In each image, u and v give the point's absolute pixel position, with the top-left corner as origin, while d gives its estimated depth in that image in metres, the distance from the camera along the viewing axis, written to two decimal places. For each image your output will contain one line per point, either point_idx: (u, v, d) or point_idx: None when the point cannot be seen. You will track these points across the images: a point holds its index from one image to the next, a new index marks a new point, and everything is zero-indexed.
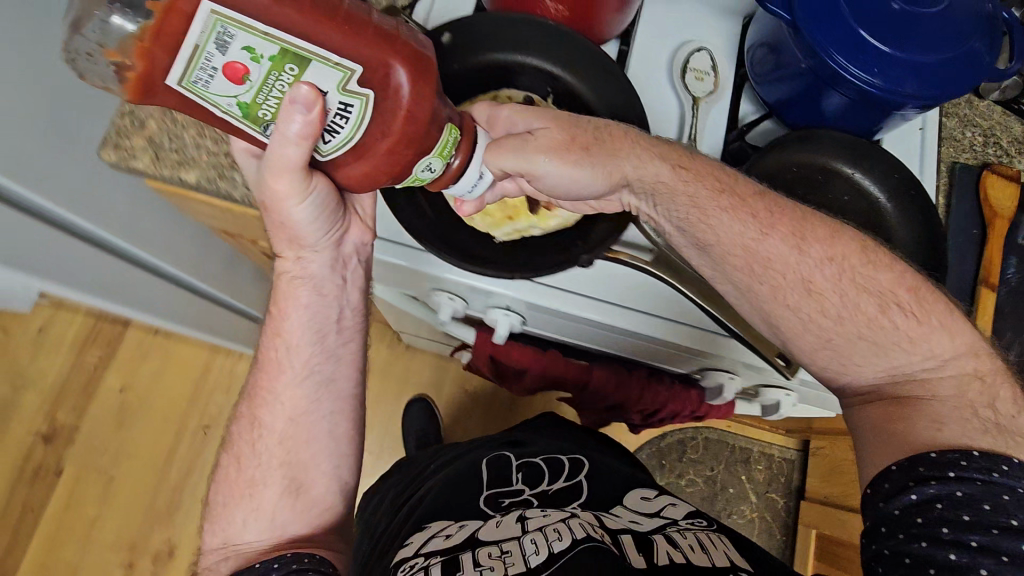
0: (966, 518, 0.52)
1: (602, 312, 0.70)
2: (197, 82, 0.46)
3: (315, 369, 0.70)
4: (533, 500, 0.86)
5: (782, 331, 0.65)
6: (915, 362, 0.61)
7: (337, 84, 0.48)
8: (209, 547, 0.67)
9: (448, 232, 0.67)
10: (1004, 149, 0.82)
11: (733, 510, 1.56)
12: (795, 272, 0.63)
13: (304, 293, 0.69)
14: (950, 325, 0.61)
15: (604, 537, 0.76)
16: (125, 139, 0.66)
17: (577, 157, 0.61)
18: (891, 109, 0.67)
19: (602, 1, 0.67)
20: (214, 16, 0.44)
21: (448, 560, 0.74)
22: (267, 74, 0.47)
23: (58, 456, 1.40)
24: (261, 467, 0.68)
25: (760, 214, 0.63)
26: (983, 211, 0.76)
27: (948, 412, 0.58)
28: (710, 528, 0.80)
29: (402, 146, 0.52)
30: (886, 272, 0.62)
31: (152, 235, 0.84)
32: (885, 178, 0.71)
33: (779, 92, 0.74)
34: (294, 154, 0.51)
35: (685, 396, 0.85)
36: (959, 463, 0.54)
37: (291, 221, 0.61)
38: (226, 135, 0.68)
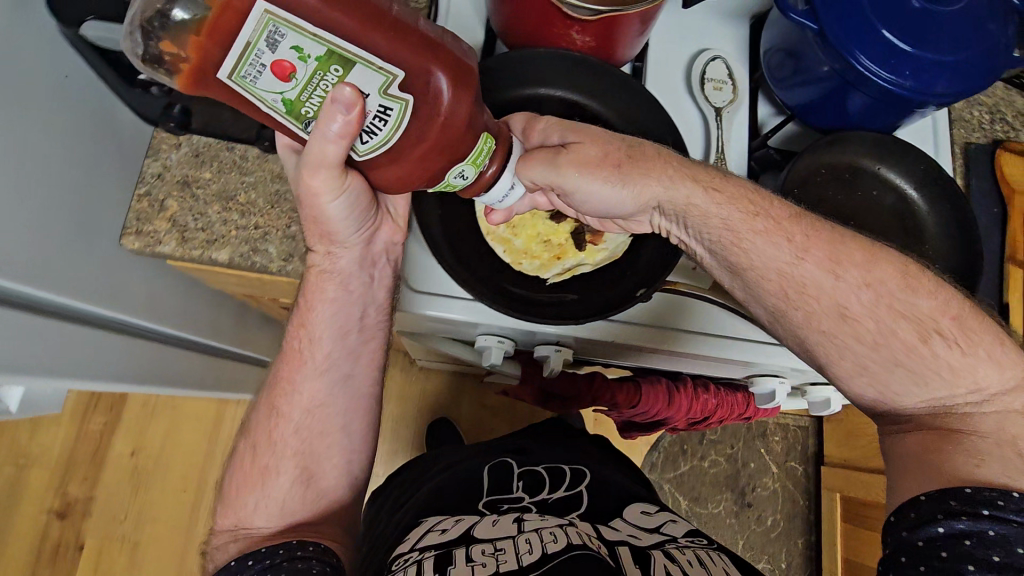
0: (997, 558, 0.49)
1: (654, 337, 0.70)
2: (245, 77, 0.42)
3: (334, 364, 0.68)
4: (531, 504, 0.85)
5: (812, 348, 0.64)
6: (958, 395, 0.59)
7: (380, 87, 0.45)
8: (219, 526, 0.65)
9: (494, 279, 0.66)
10: (1009, 122, 0.84)
11: (756, 484, 1.60)
12: (831, 297, 0.62)
13: (331, 288, 0.66)
14: (999, 356, 0.59)
15: (600, 548, 0.73)
16: (147, 224, 0.64)
17: (608, 173, 0.62)
18: (912, 107, 0.67)
19: (625, 31, 0.65)
20: (266, 14, 0.40)
21: (441, 555, 0.70)
22: (313, 72, 0.43)
23: (76, 531, 1.34)
24: (274, 453, 0.66)
25: (795, 239, 0.62)
26: (1001, 189, 0.79)
27: (988, 447, 0.55)
28: (709, 546, 0.79)
29: (435, 154, 0.49)
30: (925, 297, 0.60)
31: (168, 308, 0.80)
32: (911, 170, 0.73)
33: (800, 97, 0.74)
34: (332, 150, 0.48)
35: (733, 400, 0.87)
36: (996, 502, 0.51)
37: (323, 215, 0.58)
38: (253, 207, 0.66)
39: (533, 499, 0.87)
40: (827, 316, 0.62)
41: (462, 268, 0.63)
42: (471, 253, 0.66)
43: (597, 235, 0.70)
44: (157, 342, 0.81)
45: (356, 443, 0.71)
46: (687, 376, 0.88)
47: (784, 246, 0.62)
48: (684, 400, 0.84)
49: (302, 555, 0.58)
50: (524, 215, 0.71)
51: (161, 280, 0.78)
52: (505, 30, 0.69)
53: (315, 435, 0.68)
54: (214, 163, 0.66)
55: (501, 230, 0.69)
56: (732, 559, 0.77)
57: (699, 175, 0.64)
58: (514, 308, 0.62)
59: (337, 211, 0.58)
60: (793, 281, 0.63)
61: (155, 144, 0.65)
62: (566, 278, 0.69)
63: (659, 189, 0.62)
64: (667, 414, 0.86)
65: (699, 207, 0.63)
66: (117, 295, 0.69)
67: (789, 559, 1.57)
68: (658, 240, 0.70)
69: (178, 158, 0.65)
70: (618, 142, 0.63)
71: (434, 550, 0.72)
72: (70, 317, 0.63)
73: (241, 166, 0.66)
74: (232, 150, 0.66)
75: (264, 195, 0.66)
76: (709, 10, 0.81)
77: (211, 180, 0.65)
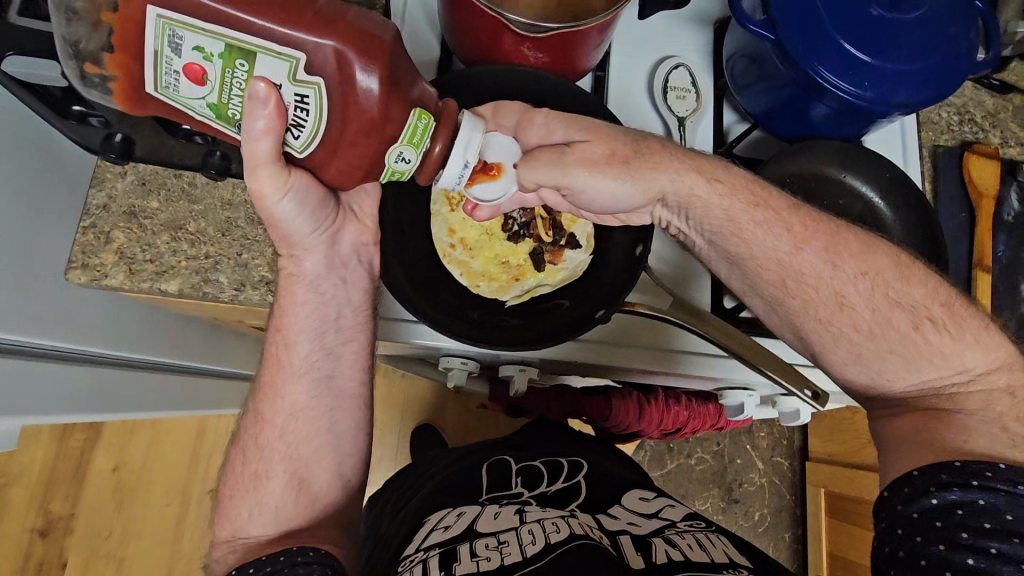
0: (988, 525, 0.48)
1: (621, 356, 0.69)
2: (168, 87, 0.44)
3: (314, 365, 0.64)
4: (530, 497, 0.74)
5: (808, 335, 0.63)
6: (946, 376, 0.58)
7: (288, 74, 0.44)
8: (218, 539, 0.61)
9: (453, 309, 0.65)
10: (977, 124, 0.83)
11: (743, 480, 1.58)
12: (828, 287, 0.60)
13: (300, 291, 0.62)
14: (986, 341, 0.59)
15: (602, 538, 0.65)
16: (92, 257, 0.62)
17: (617, 170, 0.60)
18: (874, 117, 0.66)
19: (579, 45, 0.64)
20: (161, 19, 0.41)
21: (447, 551, 0.63)
22: (222, 71, 0.43)
23: (59, 550, 1.29)
24: (263, 457, 0.62)
25: (796, 228, 0.61)
26: (969, 192, 0.79)
27: (977, 424, 0.55)
28: (709, 529, 0.69)
29: (362, 136, 0.47)
30: (919, 286, 0.60)
31: (137, 333, 0.76)
32: (877, 177, 0.72)
33: (761, 103, 0.72)
34: (264, 147, 0.47)
35: (704, 410, 0.87)
36: (981, 473, 0.51)
37: (279, 219, 0.56)
38: (203, 235, 0.64)
39: (534, 491, 0.75)
40: (824, 305, 0.61)
41: (423, 298, 0.63)
42: (432, 277, 0.67)
43: (555, 254, 0.72)
44: (117, 365, 0.75)
45: (346, 451, 0.66)
46: (659, 387, 0.87)
47: (784, 241, 0.61)
48: (655, 412, 0.84)
49: (303, 562, 0.54)
50: (481, 237, 0.73)
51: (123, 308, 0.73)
52: (457, 43, 0.67)
53: (300, 446, 0.63)
54: (161, 191, 0.64)
55: (457, 253, 0.71)
56: (732, 542, 0.68)
57: (686, 157, 0.63)
58: (475, 336, 0.61)
59: (290, 215, 0.55)
60: (791, 272, 0.61)
61: (99, 172, 0.64)
62: (524, 300, 0.69)
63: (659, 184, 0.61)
64: (638, 427, 0.85)
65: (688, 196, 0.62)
66: (70, 325, 0.64)
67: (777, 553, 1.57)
68: (625, 256, 0.68)
69: (124, 186, 0.64)
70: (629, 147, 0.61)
71: (441, 546, 0.64)
72: (34, 356, 0.60)
73: (190, 193, 0.65)
74: (179, 177, 0.64)
75: (214, 224, 0.65)
76: (671, 17, 0.80)
77: (159, 209, 0.64)
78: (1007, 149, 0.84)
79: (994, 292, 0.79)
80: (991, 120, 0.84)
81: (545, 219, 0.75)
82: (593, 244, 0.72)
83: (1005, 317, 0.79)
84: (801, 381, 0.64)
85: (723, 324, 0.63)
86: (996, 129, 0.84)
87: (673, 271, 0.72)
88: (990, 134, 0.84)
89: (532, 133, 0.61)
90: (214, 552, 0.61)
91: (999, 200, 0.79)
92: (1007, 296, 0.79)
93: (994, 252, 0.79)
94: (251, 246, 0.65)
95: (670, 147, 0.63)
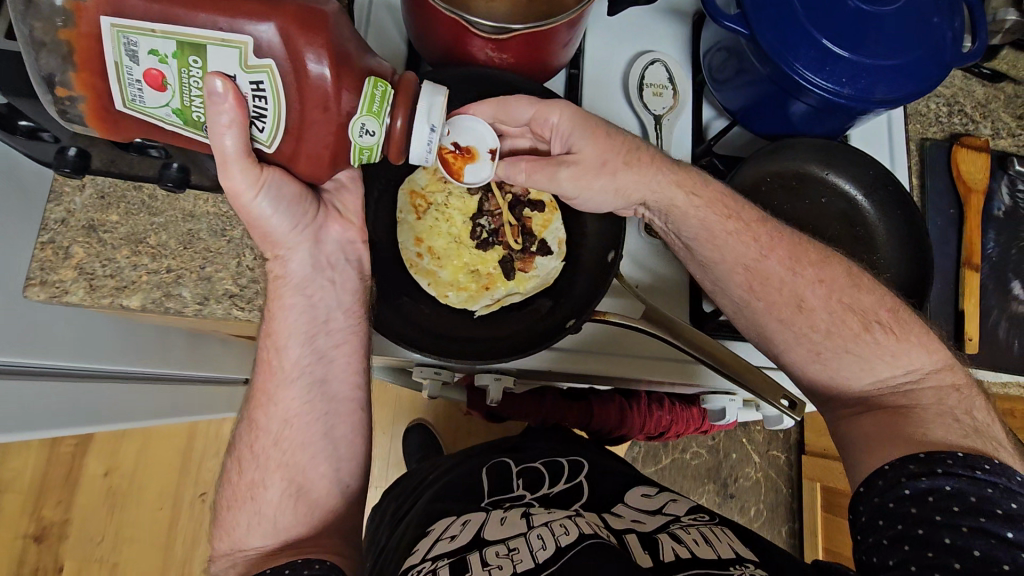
0: (956, 508, 0.46)
1: (602, 362, 0.67)
2: (135, 101, 0.42)
3: (305, 371, 0.56)
4: (532, 499, 0.63)
5: (770, 336, 0.60)
6: (894, 375, 0.57)
7: (239, 63, 0.41)
8: (217, 552, 0.53)
9: (421, 321, 0.64)
10: (968, 115, 0.82)
11: (738, 475, 1.48)
12: (788, 288, 0.59)
13: (289, 296, 0.56)
14: (929, 341, 0.58)
15: (609, 537, 0.55)
16: (51, 274, 0.60)
17: (603, 180, 0.60)
18: (854, 113, 0.63)
19: (543, 46, 0.61)
20: (113, 28, 0.39)
21: (458, 561, 0.52)
22: (180, 73, 0.42)
23: (54, 555, 1.24)
24: (259, 466, 0.53)
25: (763, 237, 0.60)
26: (957, 187, 0.77)
27: (929, 417, 0.53)
28: (713, 522, 0.59)
29: (319, 114, 0.44)
30: (867, 292, 0.59)
31: (114, 345, 0.72)
32: (858, 175, 0.70)
33: (740, 99, 0.69)
34: (231, 142, 0.45)
35: (687, 414, 0.89)
36: (944, 461, 0.48)
37: (257, 219, 0.52)
38: (164, 250, 0.64)
39: (536, 492, 0.65)
40: (783, 308, 0.59)
41: (388, 314, 0.63)
42: (396, 285, 0.67)
43: (525, 263, 0.70)
44: (110, 378, 0.74)
45: (343, 455, 0.57)
46: (643, 392, 0.88)
47: (751, 241, 0.60)
48: (637, 417, 0.85)
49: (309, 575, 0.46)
50: (450, 245, 0.72)
51: (89, 319, 0.69)
52: (421, 43, 0.65)
53: (297, 454, 0.54)
54: (120, 204, 0.63)
55: (425, 262, 0.70)
56: (737, 534, 0.57)
57: (637, 155, 0.61)
58: (439, 350, 0.61)
59: (268, 212, 0.51)
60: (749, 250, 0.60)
61: (56, 187, 0.62)
62: (495, 309, 0.68)
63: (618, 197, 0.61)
64: (621, 432, 0.86)
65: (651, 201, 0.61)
66: (23, 337, 0.58)
67: None
68: (597, 264, 0.67)
69: (83, 201, 0.62)
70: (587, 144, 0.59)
71: (451, 556, 0.54)
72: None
73: (150, 206, 0.64)
74: (139, 189, 0.63)
75: (176, 237, 0.64)
76: (647, 11, 0.77)
77: (119, 223, 0.63)
78: (998, 141, 0.82)
79: (984, 290, 0.77)
80: (981, 111, 0.82)
81: (514, 226, 0.74)
82: (565, 249, 0.71)
83: (994, 313, 0.76)
84: (777, 391, 0.63)
85: (702, 335, 0.62)
86: (987, 120, 0.82)
87: (650, 274, 0.69)
88: (981, 126, 0.82)
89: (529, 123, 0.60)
90: (213, 565, 0.53)
91: (989, 195, 0.78)
92: (998, 293, 0.77)
93: (985, 250, 0.77)
94: (214, 258, 0.64)
95: (637, 144, 0.61)
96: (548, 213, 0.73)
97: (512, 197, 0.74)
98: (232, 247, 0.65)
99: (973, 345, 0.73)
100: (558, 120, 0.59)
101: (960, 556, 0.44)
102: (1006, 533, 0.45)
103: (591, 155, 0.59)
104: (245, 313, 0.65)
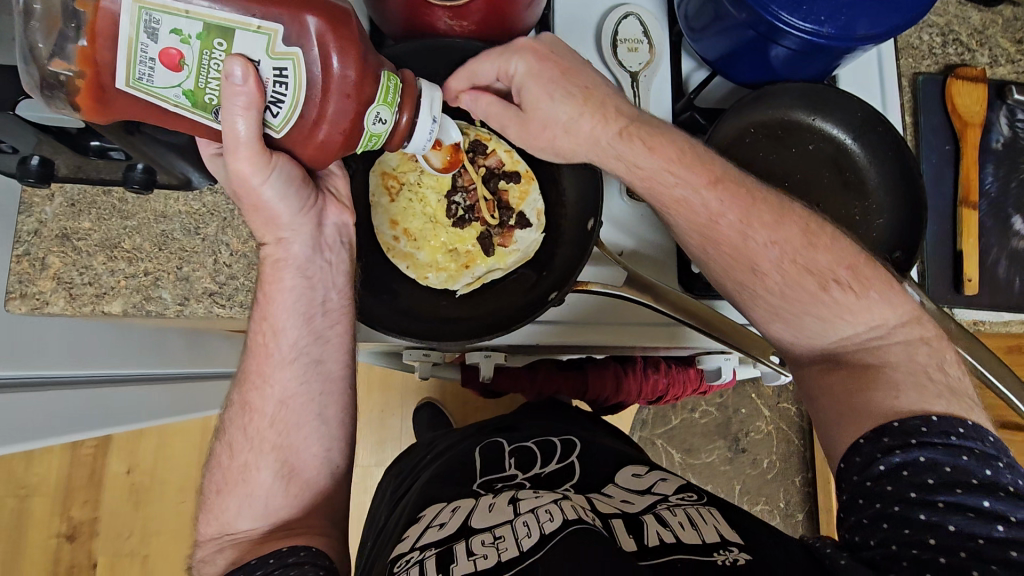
0: (931, 480, 0.45)
1: (589, 332, 0.66)
2: (141, 79, 0.38)
3: (302, 352, 0.54)
4: (524, 478, 0.63)
5: (730, 296, 0.60)
6: (858, 333, 0.55)
7: (265, 48, 0.40)
8: (203, 536, 0.52)
9: (403, 306, 0.64)
10: (964, 44, 0.78)
11: (748, 429, 1.42)
12: (742, 255, 0.57)
13: (288, 276, 0.54)
14: (892, 296, 0.55)
15: (597, 520, 0.54)
16: (30, 286, 0.61)
17: (552, 135, 0.59)
18: (839, 54, 0.60)
19: (509, 11, 0.58)
20: (136, 3, 0.36)
21: (445, 552, 0.52)
22: (200, 55, 0.39)
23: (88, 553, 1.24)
24: (251, 447, 0.53)
25: (710, 204, 0.56)
26: (953, 122, 0.74)
27: (903, 377, 0.51)
28: (700, 502, 0.58)
29: (342, 100, 0.42)
30: (823, 251, 0.56)
31: (106, 351, 0.71)
32: (848, 118, 0.67)
33: (719, 48, 0.65)
34: (244, 127, 0.42)
35: (684, 376, 0.88)
36: (919, 429, 0.47)
37: (263, 202, 0.49)
38: (139, 252, 0.63)
39: (527, 473, 0.65)
40: (737, 270, 0.58)
41: (369, 300, 0.63)
42: (371, 271, 0.66)
43: (504, 239, 0.70)
44: (108, 382, 0.72)
45: (335, 434, 0.57)
46: (638, 357, 0.88)
47: (708, 195, 0.56)
48: (632, 383, 0.85)
49: (294, 562, 0.46)
50: (424, 224, 0.71)
51: (86, 327, 0.69)
52: (381, 18, 0.61)
53: (290, 434, 0.54)
54: (92, 210, 0.62)
55: (401, 245, 0.69)
56: (725, 515, 0.56)
57: (606, 104, 0.57)
58: (422, 333, 0.61)
59: (275, 199, 0.49)
60: (703, 214, 0.57)
61: (25, 198, 0.61)
62: (476, 287, 0.68)
63: (576, 149, 0.59)
64: (619, 398, 0.86)
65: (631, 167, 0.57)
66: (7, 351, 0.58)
67: (788, 498, 1.41)
68: (577, 231, 0.65)
69: (53, 210, 0.62)
70: (551, 91, 0.56)
71: (439, 545, 0.54)
72: None
73: (122, 210, 0.63)
74: (109, 194, 0.63)
75: (150, 239, 0.63)
76: None
77: (92, 229, 0.62)
78: (997, 69, 0.78)
79: (982, 228, 0.74)
80: (978, 38, 0.78)
81: (489, 200, 0.72)
82: (545, 221, 0.69)
83: (995, 255, 0.74)
84: (764, 348, 0.62)
85: (680, 294, 0.61)
86: (985, 47, 0.78)
87: (631, 237, 0.68)
88: (978, 54, 0.78)
89: (495, 69, 0.57)
90: (198, 552, 0.52)
91: (987, 127, 0.75)
92: (997, 231, 0.74)
93: (983, 186, 0.75)
94: (190, 258, 0.64)
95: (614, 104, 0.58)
96: (524, 184, 0.71)
97: (486, 170, 0.71)
98: (207, 245, 0.64)
99: (972, 287, 0.72)
100: (519, 65, 0.56)
101: (937, 532, 0.43)
102: (984, 503, 0.44)
103: (547, 109, 0.57)
104: (227, 310, 0.64)
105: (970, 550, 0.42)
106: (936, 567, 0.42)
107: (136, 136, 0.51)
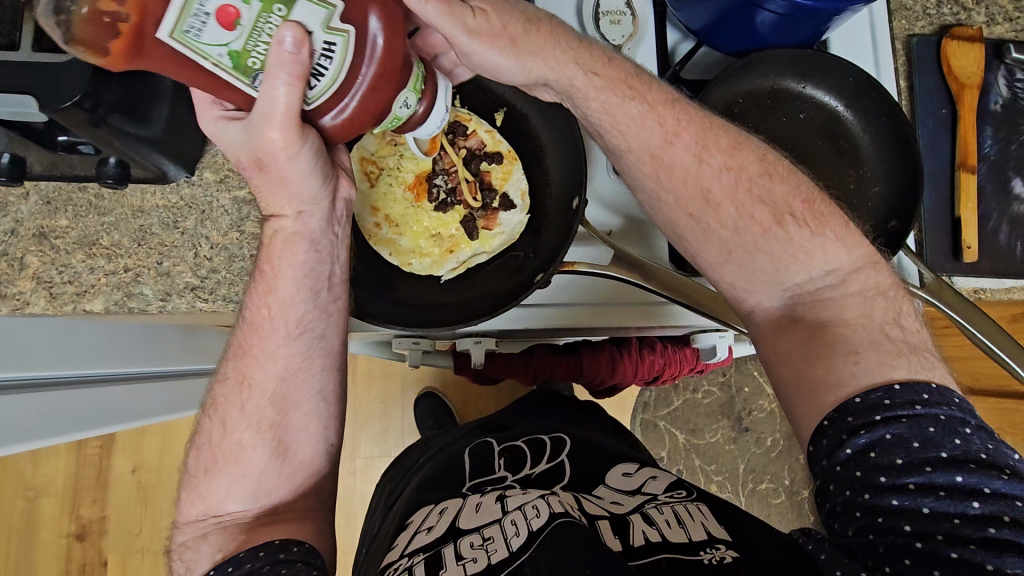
0: (900, 462, 0.42)
1: (579, 314, 0.65)
2: (187, 33, 0.37)
3: (292, 343, 0.53)
4: (513, 481, 0.62)
5: (683, 239, 0.56)
6: (808, 272, 0.53)
7: (321, 21, 0.39)
8: (185, 518, 0.51)
9: (388, 293, 0.63)
10: (960, 2, 0.75)
11: (752, 407, 1.40)
12: (695, 181, 0.54)
13: (303, 252, 0.52)
14: (848, 238, 0.53)
15: (581, 518, 0.53)
16: (10, 286, 0.61)
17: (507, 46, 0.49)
18: (826, 16, 0.58)
19: None
20: None
21: (433, 556, 0.52)
22: (257, 17, 0.38)
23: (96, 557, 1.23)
24: (247, 426, 0.52)
25: (668, 122, 0.54)
26: (949, 85, 0.72)
27: (860, 339, 0.49)
28: (689, 498, 0.57)
29: (383, 81, 0.42)
30: (779, 181, 0.54)
31: (135, 350, 0.70)
32: (840, 84, 0.65)
33: (703, 17, 0.63)
34: (285, 94, 0.40)
35: (680, 355, 0.86)
36: (882, 403, 0.45)
37: (290, 175, 0.47)
38: (117, 248, 0.63)
39: (517, 475, 0.64)
40: (689, 203, 0.54)
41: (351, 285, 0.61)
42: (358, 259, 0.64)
43: (490, 222, 0.69)
44: (127, 380, 0.71)
45: (332, 411, 0.56)
46: (634, 338, 0.87)
47: (666, 113, 0.54)
48: (629, 364, 0.84)
49: (284, 559, 0.46)
50: (406, 210, 0.71)
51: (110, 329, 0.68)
52: None
53: (289, 415, 0.53)
54: (67, 207, 0.62)
55: (383, 232, 0.68)
56: (712, 510, 0.56)
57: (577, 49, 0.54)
58: (411, 321, 0.60)
59: (302, 171, 0.46)
60: (657, 135, 0.54)
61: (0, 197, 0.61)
62: (461, 271, 0.67)
63: (550, 73, 0.52)
64: (614, 381, 0.85)
65: (611, 119, 0.54)
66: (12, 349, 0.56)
67: (793, 475, 1.40)
68: (561, 211, 0.64)
69: (29, 208, 0.61)
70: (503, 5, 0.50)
71: (426, 551, 0.53)
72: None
73: (98, 206, 0.62)
74: (84, 190, 0.62)
75: (128, 234, 0.63)
76: None
77: (69, 227, 0.62)
78: (994, 28, 0.75)
79: (982, 194, 0.72)
80: None
81: (471, 182, 0.72)
82: (530, 202, 0.68)
83: (995, 219, 0.72)
84: None
85: (664, 269, 0.61)
86: (981, 5, 0.75)
87: (619, 215, 0.66)
88: (974, 13, 0.75)
89: None
90: (178, 533, 0.51)
91: (984, 89, 0.72)
92: (996, 197, 0.72)
93: (981, 150, 0.72)
94: (170, 253, 0.63)
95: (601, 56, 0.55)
96: (507, 164, 0.69)
97: (467, 152, 0.70)
98: (187, 239, 0.64)
99: (972, 254, 0.70)
100: None
101: (910, 517, 0.41)
102: (956, 479, 0.41)
103: (500, 18, 0.49)
104: (210, 305, 0.64)
105: (946, 532, 0.40)
106: (911, 553, 0.40)
107: (102, 128, 0.48)
